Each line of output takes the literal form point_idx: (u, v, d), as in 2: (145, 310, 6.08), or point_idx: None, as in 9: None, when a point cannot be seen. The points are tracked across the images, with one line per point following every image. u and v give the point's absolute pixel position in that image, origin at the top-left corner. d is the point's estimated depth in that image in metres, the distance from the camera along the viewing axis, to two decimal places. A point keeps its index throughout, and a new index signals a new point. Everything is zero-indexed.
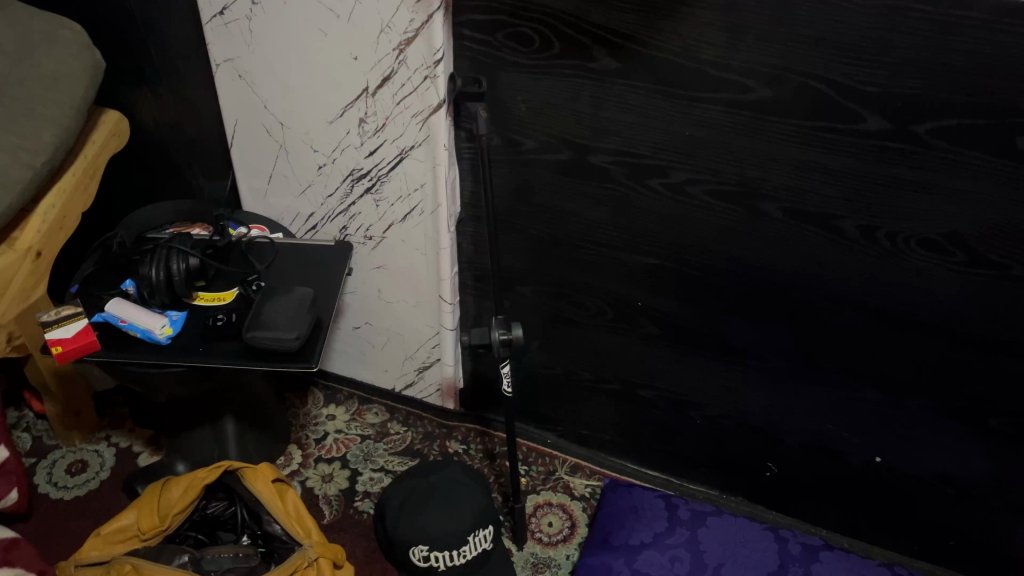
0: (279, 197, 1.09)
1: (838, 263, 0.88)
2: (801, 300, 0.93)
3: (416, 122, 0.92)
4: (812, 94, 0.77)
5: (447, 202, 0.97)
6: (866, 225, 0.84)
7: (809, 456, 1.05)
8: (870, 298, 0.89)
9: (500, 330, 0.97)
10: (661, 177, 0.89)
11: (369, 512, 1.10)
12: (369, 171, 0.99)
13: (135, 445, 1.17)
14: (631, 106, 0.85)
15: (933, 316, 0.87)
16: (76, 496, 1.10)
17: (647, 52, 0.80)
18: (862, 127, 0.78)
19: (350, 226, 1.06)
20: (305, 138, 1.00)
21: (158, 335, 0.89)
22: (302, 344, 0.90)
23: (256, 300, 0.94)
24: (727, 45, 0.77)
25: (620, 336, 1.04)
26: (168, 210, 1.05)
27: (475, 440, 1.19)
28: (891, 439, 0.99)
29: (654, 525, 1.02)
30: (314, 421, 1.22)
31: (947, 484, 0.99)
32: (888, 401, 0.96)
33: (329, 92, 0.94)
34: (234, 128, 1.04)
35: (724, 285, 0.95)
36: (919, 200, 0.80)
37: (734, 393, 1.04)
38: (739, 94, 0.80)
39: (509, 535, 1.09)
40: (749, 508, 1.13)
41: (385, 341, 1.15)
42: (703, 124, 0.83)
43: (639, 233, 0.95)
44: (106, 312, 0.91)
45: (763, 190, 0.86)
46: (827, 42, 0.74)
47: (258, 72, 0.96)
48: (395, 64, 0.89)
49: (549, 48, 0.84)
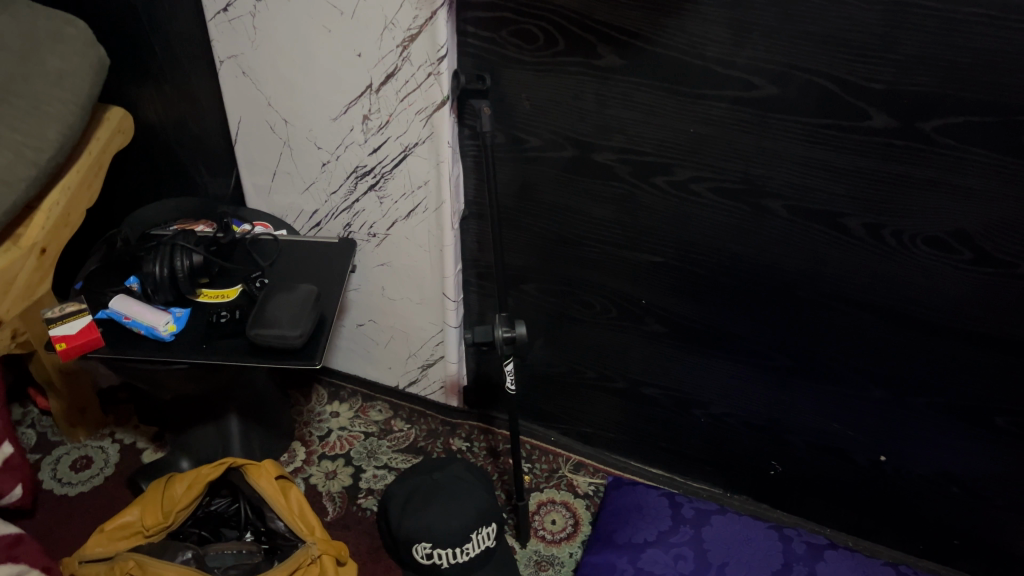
0: (283, 194, 1.09)
1: (843, 261, 0.87)
2: (806, 298, 0.92)
3: (420, 120, 0.92)
4: (818, 92, 0.77)
5: (451, 200, 0.97)
6: (872, 223, 0.83)
7: (814, 454, 1.05)
8: (875, 297, 0.89)
9: (504, 327, 0.96)
10: (666, 174, 0.89)
11: (372, 510, 1.10)
12: (373, 168, 0.99)
13: (139, 441, 1.17)
14: (636, 104, 0.85)
15: (939, 314, 0.87)
16: (80, 492, 1.11)
17: (652, 50, 0.80)
18: (868, 125, 0.77)
19: (353, 223, 1.05)
20: (308, 136, 1.00)
21: (162, 331, 0.89)
22: (305, 341, 0.90)
23: (260, 297, 0.94)
24: (732, 43, 0.77)
25: (624, 334, 1.04)
26: (172, 207, 1.05)
27: (478, 438, 1.19)
28: (897, 438, 0.99)
29: (657, 523, 1.02)
30: (318, 418, 1.22)
31: (953, 484, 0.99)
32: (893, 400, 0.96)
33: (332, 89, 0.94)
34: (238, 125, 1.04)
35: (729, 282, 0.95)
36: (925, 198, 0.80)
37: (738, 391, 1.04)
38: (744, 91, 0.80)
39: (512, 533, 1.09)
40: (753, 507, 1.13)
41: (388, 338, 1.15)
42: (708, 122, 0.83)
43: (643, 231, 0.94)
44: (111, 309, 0.91)
45: (767, 187, 0.86)
46: (833, 39, 0.73)
47: (262, 69, 0.96)
48: (398, 61, 0.88)
49: (554, 46, 0.84)
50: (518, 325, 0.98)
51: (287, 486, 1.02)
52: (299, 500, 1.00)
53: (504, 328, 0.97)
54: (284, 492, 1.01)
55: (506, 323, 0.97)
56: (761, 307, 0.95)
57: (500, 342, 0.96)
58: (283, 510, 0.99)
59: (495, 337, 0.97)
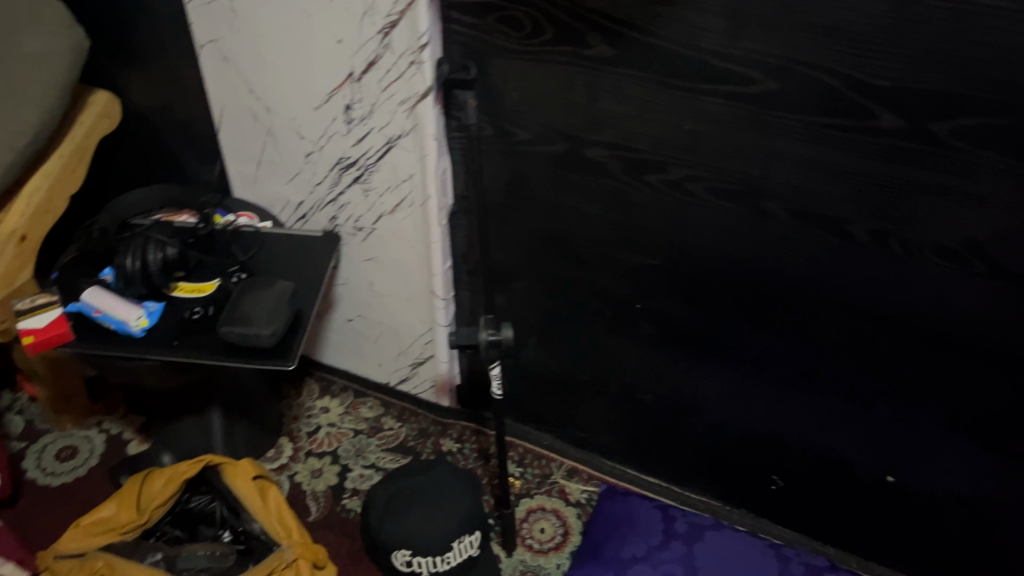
0: (269, 183, 1.05)
1: (849, 269, 0.81)
2: (809, 307, 0.86)
3: (403, 110, 0.87)
4: (819, 88, 0.71)
5: (437, 194, 0.93)
6: (878, 230, 0.77)
7: (817, 470, 0.99)
8: (882, 308, 0.82)
9: (489, 330, 0.92)
10: (660, 173, 0.83)
11: (355, 511, 1.07)
12: (357, 160, 0.95)
13: (125, 432, 1.15)
14: (627, 97, 0.79)
15: (951, 329, 0.80)
16: (63, 482, 1.09)
17: (644, 40, 0.75)
18: (875, 125, 0.71)
19: (339, 216, 1.01)
20: (291, 124, 0.96)
21: (132, 326, 0.86)
22: (278, 341, 0.86)
23: (235, 292, 0.90)
24: (729, 33, 0.71)
25: (619, 337, 0.99)
26: (154, 195, 1.01)
27: (470, 439, 1.15)
28: (907, 458, 0.92)
29: (648, 538, 0.97)
30: (307, 413, 1.19)
31: (966, 509, 0.92)
32: (901, 418, 0.89)
33: (314, 76, 0.90)
34: (222, 111, 1.01)
35: (728, 288, 0.89)
36: (936, 205, 0.73)
37: (737, 401, 0.98)
38: (742, 86, 0.74)
39: (498, 541, 1.05)
40: (753, 521, 1.07)
41: (377, 334, 1.11)
42: (703, 118, 0.78)
43: (636, 232, 0.89)
44: (82, 302, 0.88)
45: (767, 189, 0.79)
46: (837, 31, 0.67)
47: (242, 53, 0.93)
48: (380, 48, 0.84)
49: (541, 34, 0.79)
50: (504, 328, 0.93)
51: (265, 485, 0.99)
52: (277, 500, 0.97)
53: (488, 330, 0.92)
54: (262, 491, 0.98)
55: (491, 325, 0.92)
56: (762, 315, 0.90)
57: (484, 346, 0.92)
58: (259, 510, 0.96)
59: (479, 341, 0.92)
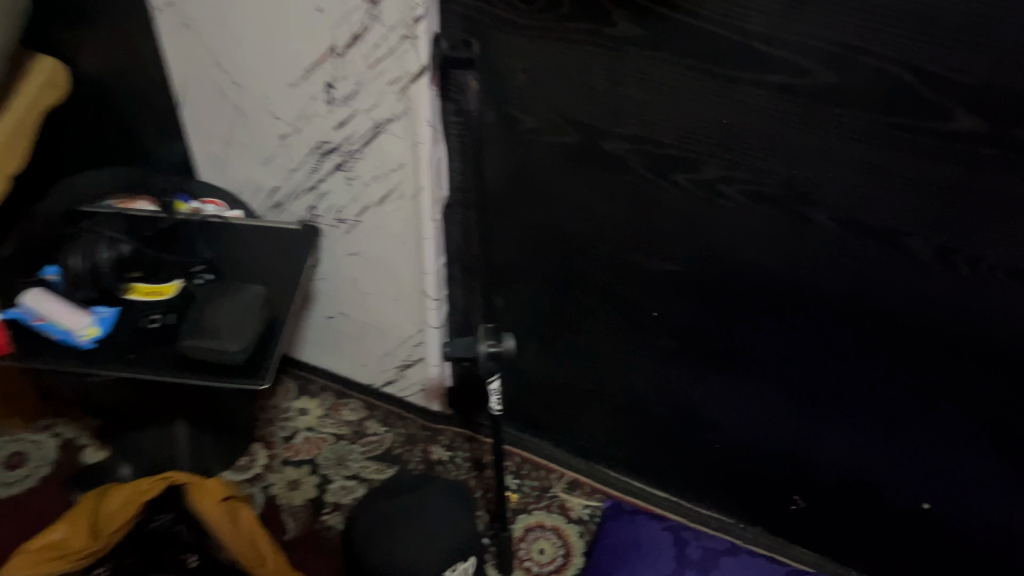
0: (239, 167, 0.93)
1: (902, 287, 0.71)
2: (849, 325, 0.77)
3: (393, 91, 0.76)
4: (888, 83, 0.61)
5: (431, 186, 0.82)
6: (942, 246, 0.67)
7: (843, 495, 0.90)
8: (935, 329, 0.72)
9: (489, 341, 0.82)
10: (688, 171, 0.72)
11: (337, 529, 0.97)
12: (339, 145, 0.83)
13: (80, 437, 1.05)
14: (655, 84, 0.68)
15: (1013, 356, 0.71)
16: (9, 495, 0.98)
17: (680, 19, 0.64)
18: (948, 127, 0.61)
19: (318, 206, 0.90)
20: (263, 103, 0.84)
21: (79, 338, 0.75)
22: (248, 357, 0.76)
23: (198, 298, 0.79)
24: (782, 16, 0.60)
25: (631, 346, 0.89)
26: (105, 179, 0.89)
27: (462, 447, 1.05)
28: (946, 489, 0.83)
29: (658, 566, 0.89)
30: (284, 415, 1.08)
31: (1010, 544, 0.83)
32: (945, 446, 0.80)
33: (290, 50, 0.77)
34: (183, 85, 0.88)
35: (758, 299, 0.79)
36: (1012, 219, 0.63)
37: (761, 420, 0.89)
38: (793, 77, 0.63)
39: (493, 563, 0.96)
40: (769, 541, 0.98)
41: (361, 334, 1.01)
42: (743, 111, 0.67)
43: (657, 235, 0.78)
44: (19, 307, 0.76)
45: (813, 196, 0.69)
46: (917, 19, 0.57)
47: (204, 19, 0.80)
48: (367, 20, 0.72)
49: (558, 8, 0.67)
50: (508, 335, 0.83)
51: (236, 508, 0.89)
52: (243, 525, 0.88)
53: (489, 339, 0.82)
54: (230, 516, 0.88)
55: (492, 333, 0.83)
56: (794, 330, 0.80)
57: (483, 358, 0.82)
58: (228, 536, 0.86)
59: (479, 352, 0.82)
